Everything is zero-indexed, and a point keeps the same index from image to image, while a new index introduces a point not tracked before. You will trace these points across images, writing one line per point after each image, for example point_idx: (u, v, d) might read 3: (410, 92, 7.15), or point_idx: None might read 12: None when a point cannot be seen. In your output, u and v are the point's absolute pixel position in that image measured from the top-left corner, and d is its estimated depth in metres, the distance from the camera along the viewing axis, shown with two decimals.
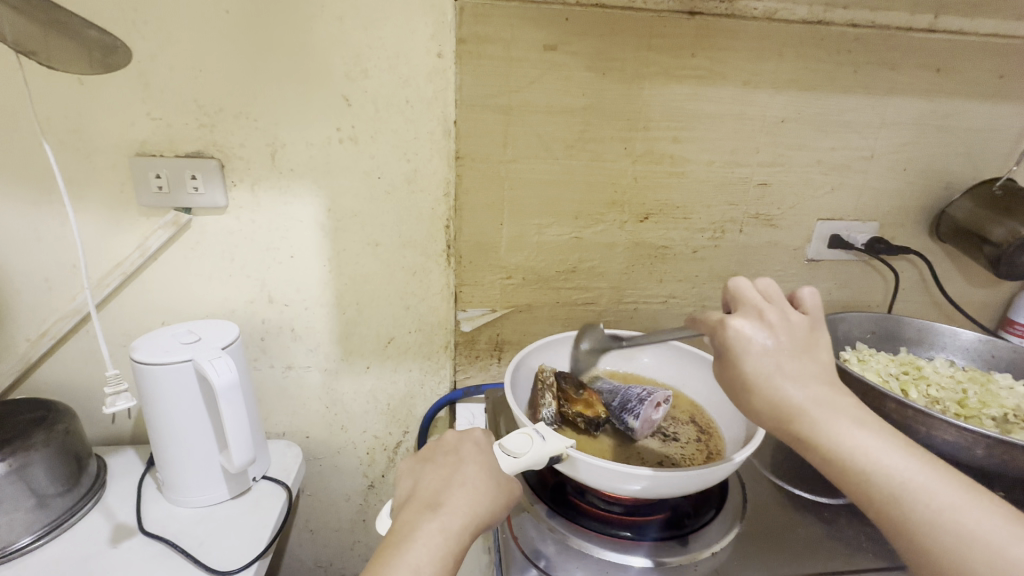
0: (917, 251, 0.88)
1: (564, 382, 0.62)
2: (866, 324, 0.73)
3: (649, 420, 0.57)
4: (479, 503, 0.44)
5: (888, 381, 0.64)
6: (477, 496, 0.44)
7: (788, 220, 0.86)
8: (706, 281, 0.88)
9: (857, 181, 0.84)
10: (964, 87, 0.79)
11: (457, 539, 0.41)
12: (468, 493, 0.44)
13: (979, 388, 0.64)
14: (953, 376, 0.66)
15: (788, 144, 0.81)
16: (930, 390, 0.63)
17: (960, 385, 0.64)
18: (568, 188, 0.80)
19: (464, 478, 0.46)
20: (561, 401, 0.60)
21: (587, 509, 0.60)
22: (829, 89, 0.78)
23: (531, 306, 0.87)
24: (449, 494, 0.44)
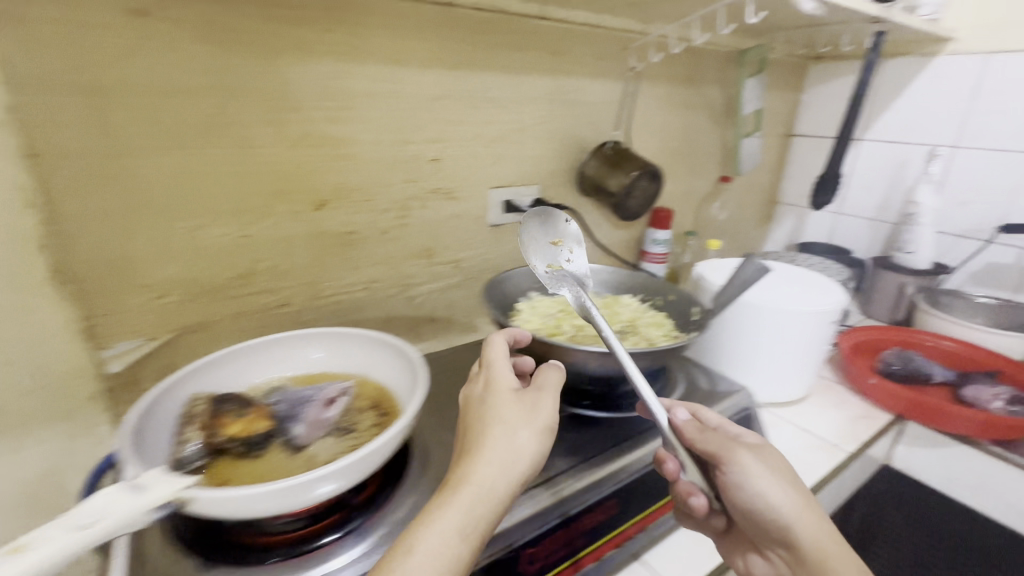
0: (571, 206, 1.05)
1: (222, 405, 0.53)
2: (534, 275, 0.85)
3: (319, 420, 0.53)
4: (497, 475, 0.45)
5: (547, 322, 0.76)
6: (497, 469, 0.46)
7: (465, 192, 0.92)
8: (405, 259, 0.89)
9: (513, 151, 0.95)
10: (574, 67, 0.96)
11: (479, 514, 0.44)
12: (502, 469, 0.46)
13: (609, 310, 0.80)
14: (595, 304, 0.82)
15: (449, 120, 0.86)
16: (576, 321, 0.76)
17: (598, 310, 0.80)
18: (217, 181, 0.69)
19: (484, 461, 0.46)
20: (213, 430, 0.50)
21: (253, 540, 0.51)
22: (470, 68, 0.85)
23: (206, 324, 0.74)
24: (484, 468, 0.45)
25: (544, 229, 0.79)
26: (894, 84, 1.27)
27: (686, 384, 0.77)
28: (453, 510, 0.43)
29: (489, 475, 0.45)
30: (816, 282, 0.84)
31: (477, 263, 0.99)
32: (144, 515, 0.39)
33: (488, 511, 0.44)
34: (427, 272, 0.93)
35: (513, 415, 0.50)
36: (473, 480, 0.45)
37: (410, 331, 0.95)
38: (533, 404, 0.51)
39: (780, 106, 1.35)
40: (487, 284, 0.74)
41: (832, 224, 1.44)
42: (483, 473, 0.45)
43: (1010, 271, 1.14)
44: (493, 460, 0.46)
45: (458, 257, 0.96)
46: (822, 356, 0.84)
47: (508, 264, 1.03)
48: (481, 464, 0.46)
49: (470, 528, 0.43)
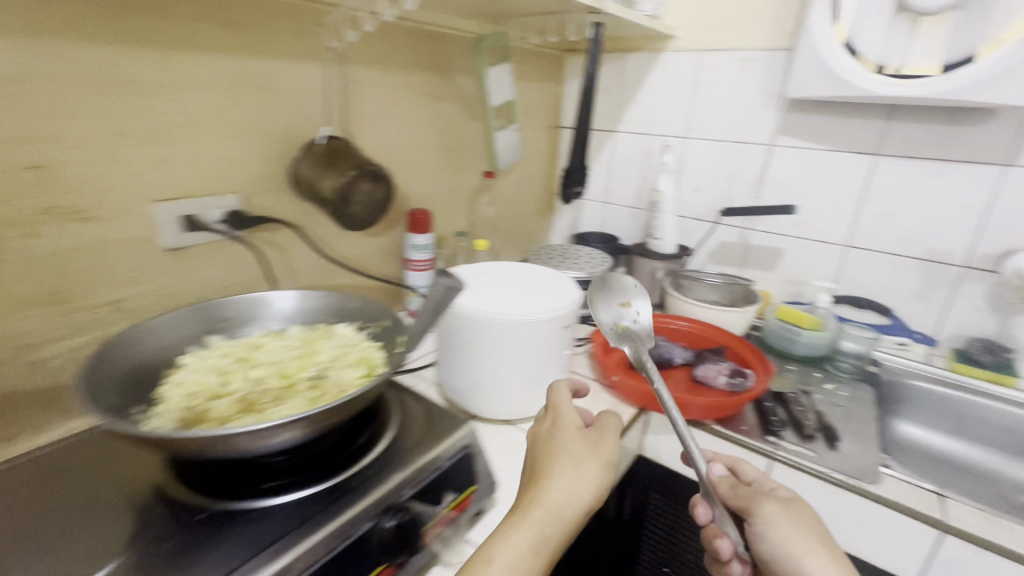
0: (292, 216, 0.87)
1: None
2: (196, 320, 0.65)
3: None
4: (552, 528, 0.54)
5: (213, 386, 0.57)
6: (568, 490, 0.56)
7: (109, 209, 0.67)
8: (7, 313, 0.62)
9: (187, 152, 0.73)
10: (263, 46, 0.77)
11: (574, 514, 0.56)
12: (541, 515, 0.54)
13: (307, 346, 0.65)
14: (290, 341, 0.66)
15: (49, 111, 0.60)
16: (255, 374, 0.60)
17: (291, 350, 0.64)
18: None
19: (544, 501, 0.55)
20: None
21: None
22: (75, 37, 0.61)
23: None
24: (534, 511, 0.55)
25: (610, 291, 0.86)
26: (634, 79, 1.33)
27: (401, 424, 0.66)
28: (524, 527, 0.53)
29: (547, 508, 0.55)
30: (554, 286, 0.82)
31: (157, 301, 0.75)
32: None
33: (543, 551, 0.53)
34: (61, 325, 0.66)
35: (559, 476, 0.57)
36: (546, 505, 0.55)
37: (50, 408, 0.68)
38: (576, 462, 0.59)
39: (539, 98, 1.34)
40: (87, 356, 0.52)
41: (601, 214, 1.49)
42: (540, 507, 0.55)
43: (735, 249, 1.28)
44: (554, 500, 0.55)
45: (119, 296, 0.71)
46: (563, 361, 0.80)
47: (211, 295, 0.81)
48: (536, 507, 0.55)
49: (539, 547, 0.53)
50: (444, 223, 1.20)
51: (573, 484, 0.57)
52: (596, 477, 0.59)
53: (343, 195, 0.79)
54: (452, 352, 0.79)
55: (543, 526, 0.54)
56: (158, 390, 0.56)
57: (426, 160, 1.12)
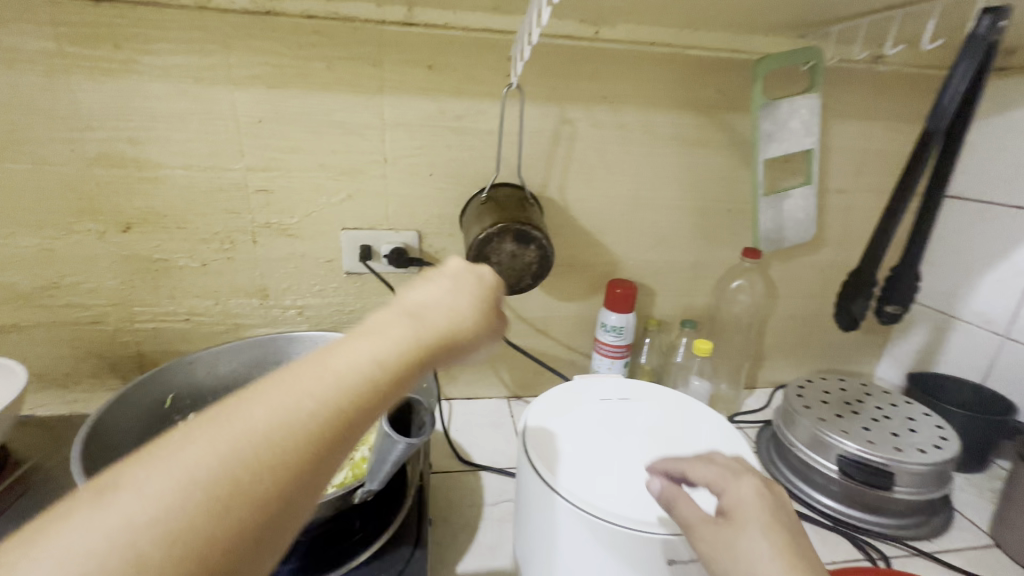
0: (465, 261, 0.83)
1: None
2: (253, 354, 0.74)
3: None
4: (393, 349, 0.31)
5: None
6: (425, 323, 0.34)
7: (307, 230, 0.78)
8: (231, 295, 0.80)
9: (377, 186, 0.78)
10: (462, 86, 0.74)
11: (408, 357, 0.32)
12: (379, 324, 0.33)
13: None
14: None
15: (278, 147, 0.74)
16: None
17: None
18: (21, 193, 0.71)
19: (397, 326, 0.33)
20: None
21: None
22: (304, 87, 0.71)
23: (21, 327, 0.77)
24: (382, 334, 0.32)
25: None
26: None
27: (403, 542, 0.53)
28: (321, 355, 0.30)
29: (381, 321, 0.33)
30: (706, 442, 0.54)
31: (335, 315, 0.84)
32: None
33: (370, 388, 0.29)
34: (261, 313, 0.82)
35: (428, 295, 0.37)
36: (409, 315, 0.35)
37: None
38: (444, 295, 0.37)
39: (891, 146, 0.84)
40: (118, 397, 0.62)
41: (990, 354, 0.82)
42: (382, 314, 0.34)
43: None
44: (422, 330, 0.34)
45: (307, 304, 0.83)
46: None
47: None
48: (365, 329, 0.32)
49: (354, 388, 0.29)
50: (669, 303, 0.91)
51: (442, 314, 0.36)
52: (476, 318, 0.37)
53: (480, 253, 0.66)
54: (539, 555, 0.51)
55: (394, 333, 0.32)
56: None
57: (657, 221, 0.86)
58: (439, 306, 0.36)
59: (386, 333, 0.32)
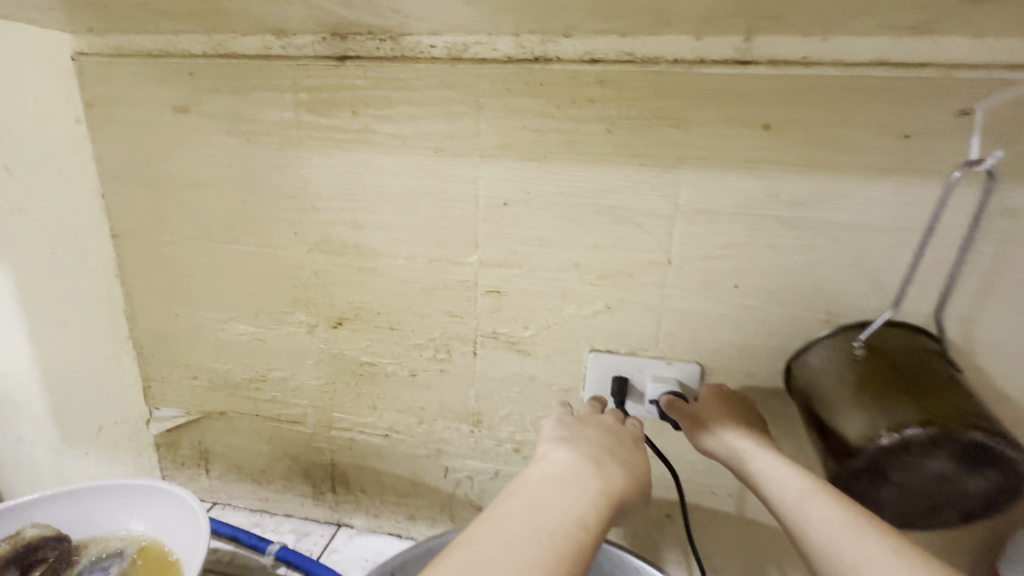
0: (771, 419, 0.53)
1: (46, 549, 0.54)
2: None
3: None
4: (593, 509, 0.35)
5: None
6: (561, 479, 0.37)
7: (543, 347, 0.57)
8: (437, 415, 0.62)
9: (649, 297, 0.53)
10: (815, 154, 0.46)
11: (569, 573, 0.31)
12: (566, 466, 0.38)
13: None
14: None
15: (522, 237, 0.54)
16: None
17: None
18: (243, 277, 0.63)
19: (582, 483, 0.37)
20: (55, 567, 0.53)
21: None
22: (569, 158, 0.50)
23: (228, 415, 0.70)
24: (579, 485, 0.37)
25: None
26: None
27: None
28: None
29: (560, 463, 0.39)
30: None
31: None
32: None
33: (586, 547, 0.32)
34: (469, 443, 0.63)
35: (590, 440, 0.43)
36: (560, 461, 0.39)
37: (443, 507, 0.68)
38: (594, 459, 0.40)
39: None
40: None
41: None
42: (543, 470, 0.38)
43: None
44: (604, 462, 0.40)
45: (527, 439, 0.61)
46: None
47: None
48: (536, 486, 0.36)
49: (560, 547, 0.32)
50: None
51: (616, 438, 0.45)
52: (647, 480, 0.41)
53: (869, 469, 0.37)
54: None
55: (579, 481, 0.37)
56: None
57: None
58: (610, 473, 0.39)
59: (580, 481, 0.37)
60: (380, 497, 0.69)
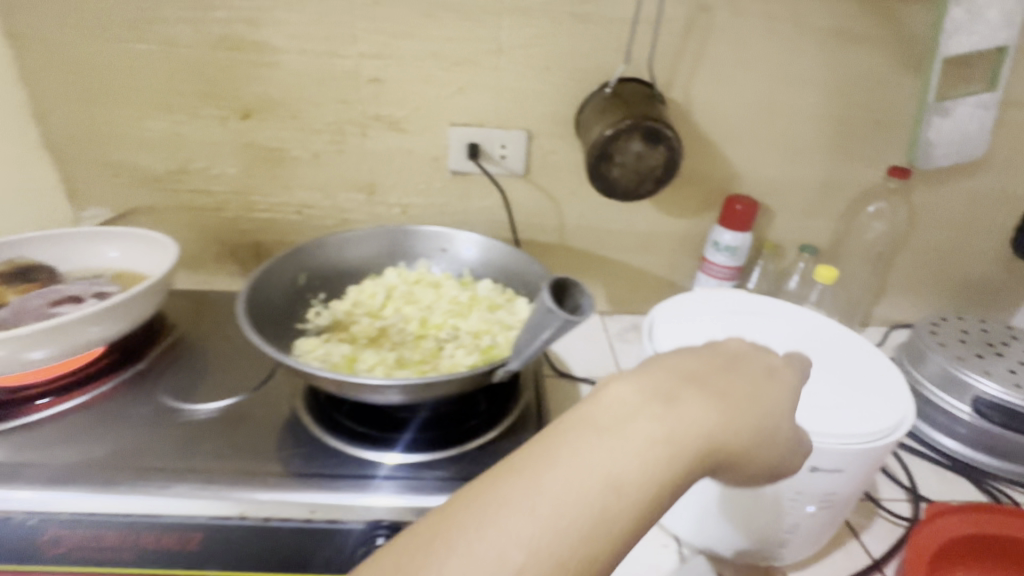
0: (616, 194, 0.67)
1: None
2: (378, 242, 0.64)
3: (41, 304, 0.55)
4: (636, 469, 0.30)
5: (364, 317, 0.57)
6: (614, 414, 0.32)
7: (416, 126, 0.76)
8: (341, 190, 0.81)
9: (489, 80, 0.73)
10: None
11: (566, 541, 0.28)
12: (647, 384, 0.34)
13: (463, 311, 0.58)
14: (461, 298, 0.60)
15: (391, 31, 0.70)
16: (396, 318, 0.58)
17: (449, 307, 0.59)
18: (150, 76, 0.73)
19: (660, 413, 0.32)
20: None
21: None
22: None
23: (154, 210, 0.82)
24: (662, 415, 0.32)
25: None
26: None
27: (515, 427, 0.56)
28: (461, 541, 0.27)
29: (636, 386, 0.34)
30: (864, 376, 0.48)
31: (436, 217, 0.83)
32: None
33: (613, 517, 0.29)
34: (367, 211, 0.83)
35: (687, 365, 0.36)
36: (643, 381, 0.34)
37: None
38: (677, 396, 0.33)
39: None
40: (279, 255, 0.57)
41: None
42: (590, 407, 0.32)
43: None
44: (701, 385, 0.35)
45: (410, 202, 0.82)
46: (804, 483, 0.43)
47: (481, 224, 0.84)
48: (572, 429, 0.31)
49: (566, 525, 0.28)
50: (789, 224, 0.84)
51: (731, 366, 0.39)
52: (746, 425, 0.34)
53: (603, 151, 0.63)
54: None
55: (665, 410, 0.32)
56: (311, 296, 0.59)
57: (792, 129, 0.77)
58: (687, 414, 0.33)
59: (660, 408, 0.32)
60: None
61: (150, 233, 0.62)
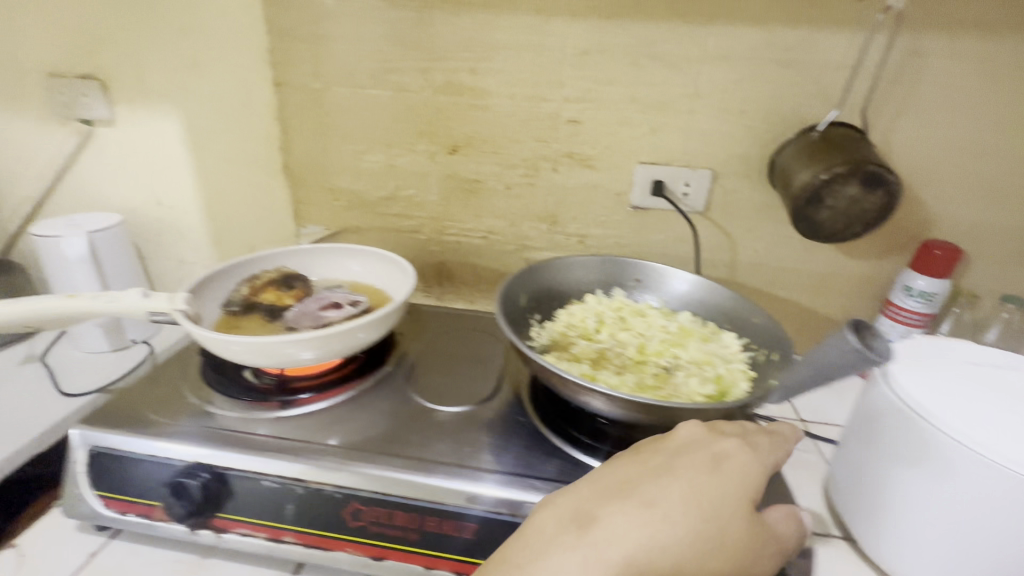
0: (819, 233, 0.67)
1: (263, 279, 0.68)
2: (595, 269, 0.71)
3: (310, 310, 0.64)
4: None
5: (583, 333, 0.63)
6: (595, 534, 0.38)
7: (605, 163, 0.82)
8: (525, 219, 0.88)
9: (682, 123, 0.78)
10: (801, 12, 0.69)
11: None
12: (605, 489, 0.41)
13: (678, 340, 0.61)
14: (671, 327, 0.63)
15: (596, 78, 0.77)
16: (616, 338, 0.62)
17: (663, 334, 0.62)
18: (379, 117, 0.84)
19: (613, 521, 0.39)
20: (257, 293, 0.66)
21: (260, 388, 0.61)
22: (635, 16, 0.72)
23: (361, 229, 0.94)
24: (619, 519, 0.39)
25: None
26: None
27: None
28: None
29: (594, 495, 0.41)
30: None
31: (611, 247, 0.88)
32: (138, 317, 0.53)
33: None
34: (546, 239, 0.89)
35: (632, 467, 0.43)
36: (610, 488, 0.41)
37: None
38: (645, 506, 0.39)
39: None
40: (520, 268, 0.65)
41: None
42: (542, 515, 0.40)
43: None
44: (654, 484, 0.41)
45: (588, 233, 0.87)
46: None
47: (653, 256, 0.88)
48: (534, 540, 0.38)
49: None
50: (988, 273, 0.80)
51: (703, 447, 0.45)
52: (703, 527, 0.38)
53: (815, 191, 0.64)
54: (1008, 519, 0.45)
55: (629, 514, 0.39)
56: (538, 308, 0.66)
57: (1003, 175, 0.74)
58: (658, 528, 0.38)
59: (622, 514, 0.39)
60: (476, 286, 0.95)
61: (394, 260, 0.70)
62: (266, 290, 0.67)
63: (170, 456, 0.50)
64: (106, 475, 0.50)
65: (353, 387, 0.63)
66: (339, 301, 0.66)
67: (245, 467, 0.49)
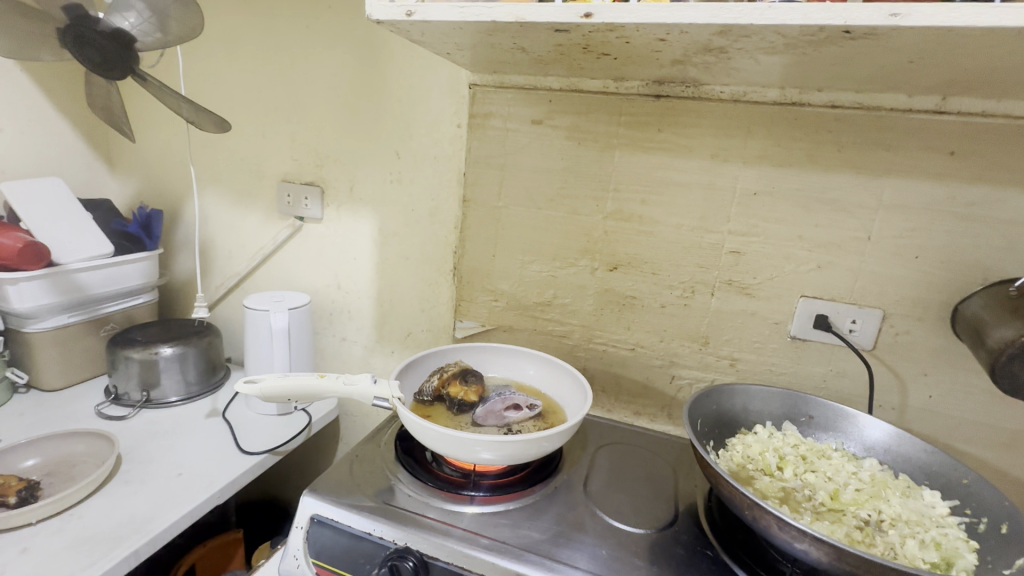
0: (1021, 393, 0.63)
1: (449, 371, 0.75)
2: (773, 401, 0.72)
3: (494, 410, 0.70)
4: None
5: (766, 466, 0.63)
6: None
7: (765, 292, 0.84)
8: (676, 337, 0.91)
9: (850, 263, 0.80)
10: (986, 172, 0.71)
11: None
12: None
13: (873, 489, 0.59)
14: (860, 474, 0.61)
15: (763, 217, 0.82)
16: (805, 478, 0.61)
17: (854, 481, 0.60)
18: (548, 233, 0.94)
19: None
20: (444, 385, 0.73)
21: (438, 474, 0.66)
22: (808, 166, 0.78)
23: (512, 328, 1.01)
24: None
25: None
26: None
27: None
28: None
29: None
30: None
31: (765, 374, 0.87)
32: (367, 400, 0.64)
33: None
34: (696, 358, 0.91)
35: None
36: None
37: (665, 406, 0.95)
38: None
39: None
40: (702, 390, 0.68)
41: None
42: None
43: None
44: None
45: (740, 357, 0.88)
46: None
47: (809, 388, 0.86)
48: None
49: None
50: None
51: None
52: None
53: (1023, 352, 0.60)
54: None
55: None
56: (716, 433, 0.67)
57: None
58: None
59: None
60: (616, 396, 0.97)
61: (570, 373, 0.76)
62: (451, 381, 0.73)
63: (383, 537, 0.56)
64: (328, 545, 0.57)
65: (533, 490, 0.65)
66: (518, 402, 0.71)
67: (448, 557, 0.54)
